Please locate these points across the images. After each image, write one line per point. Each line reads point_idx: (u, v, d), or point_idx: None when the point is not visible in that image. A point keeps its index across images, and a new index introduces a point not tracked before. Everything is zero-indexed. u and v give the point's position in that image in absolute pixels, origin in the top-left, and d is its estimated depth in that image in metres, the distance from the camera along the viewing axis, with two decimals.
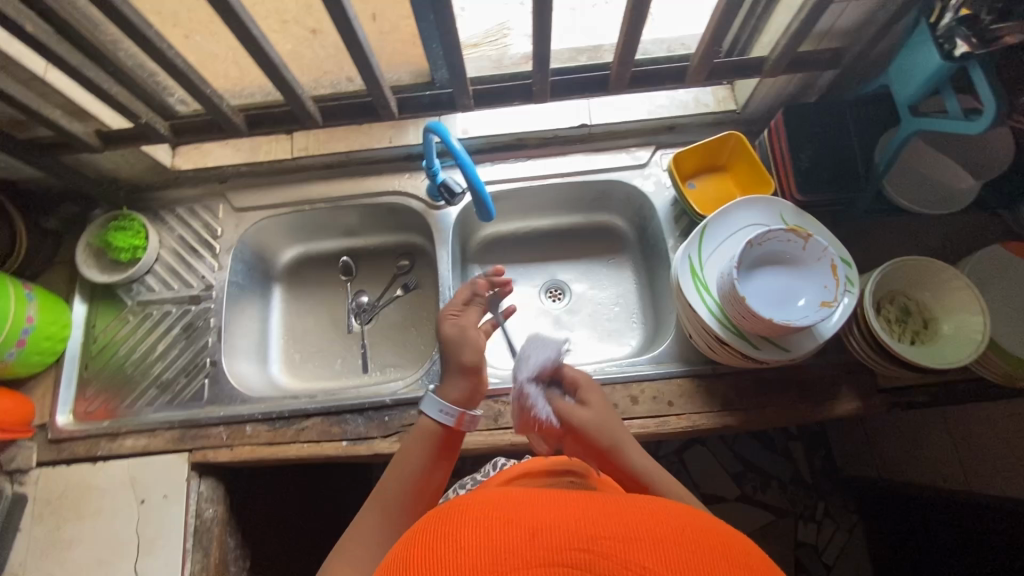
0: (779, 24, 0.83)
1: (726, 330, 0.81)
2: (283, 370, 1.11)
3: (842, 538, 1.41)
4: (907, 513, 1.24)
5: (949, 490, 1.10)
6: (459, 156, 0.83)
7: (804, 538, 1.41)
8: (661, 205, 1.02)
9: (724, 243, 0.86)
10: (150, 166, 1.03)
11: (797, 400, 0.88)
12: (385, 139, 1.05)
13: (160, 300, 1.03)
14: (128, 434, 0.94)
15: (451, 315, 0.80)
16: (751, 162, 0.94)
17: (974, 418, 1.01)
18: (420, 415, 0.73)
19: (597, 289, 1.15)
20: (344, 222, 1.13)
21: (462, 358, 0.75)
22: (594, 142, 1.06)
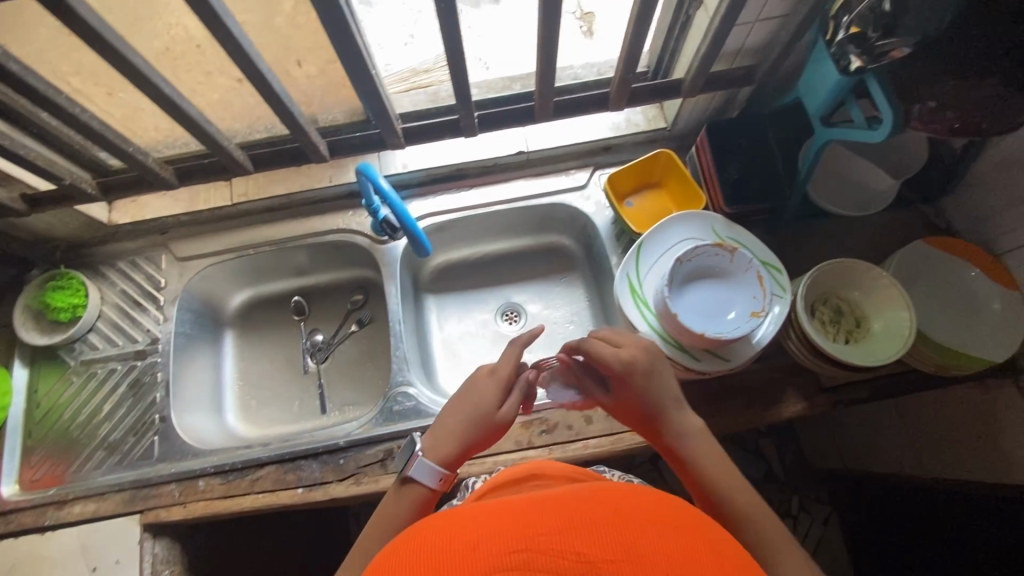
0: (692, 46, 0.86)
1: (667, 344, 0.83)
2: (239, 418, 1.09)
3: (818, 532, 1.39)
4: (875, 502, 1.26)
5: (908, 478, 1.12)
6: (388, 197, 0.84)
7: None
8: (602, 224, 1.05)
9: (661, 258, 0.89)
10: (86, 224, 1.02)
11: (745, 407, 0.90)
12: (325, 178, 1.06)
13: (104, 358, 1.01)
14: (77, 500, 0.91)
15: (491, 370, 0.73)
16: (682, 178, 0.97)
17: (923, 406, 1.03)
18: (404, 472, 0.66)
19: (551, 309, 1.16)
20: (292, 263, 1.13)
21: (468, 432, 0.68)
22: (533, 168, 1.08)
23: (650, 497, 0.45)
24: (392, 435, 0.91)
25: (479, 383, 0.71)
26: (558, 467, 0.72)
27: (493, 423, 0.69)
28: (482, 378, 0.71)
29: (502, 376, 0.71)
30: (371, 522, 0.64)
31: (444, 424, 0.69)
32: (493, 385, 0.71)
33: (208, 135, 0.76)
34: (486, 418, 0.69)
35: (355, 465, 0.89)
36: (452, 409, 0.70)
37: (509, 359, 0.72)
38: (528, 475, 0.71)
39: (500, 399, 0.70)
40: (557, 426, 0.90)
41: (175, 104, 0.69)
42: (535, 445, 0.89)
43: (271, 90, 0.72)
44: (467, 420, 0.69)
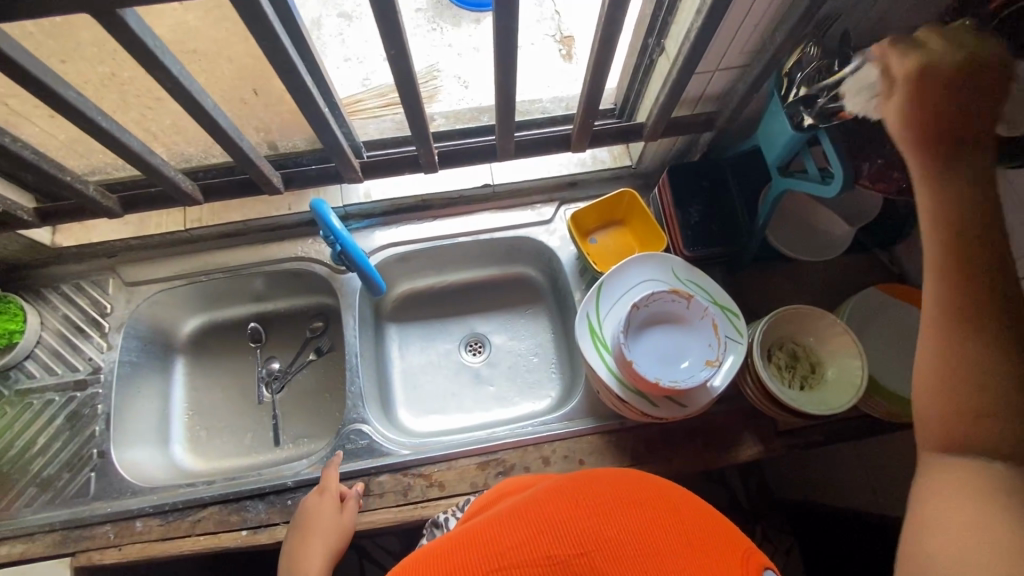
0: (654, 90, 0.87)
1: (625, 388, 0.82)
2: (186, 450, 1.05)
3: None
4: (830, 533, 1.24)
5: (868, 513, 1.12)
6: (340, 234, 0.84)
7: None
8: (566, 259, 1.04)
9: (621, 300, 0.88)
10: (26, 247, 0.96)
11: (702, 450, 0.90)
12: (284, 206, 1.02)
13: (41, 388, 0.96)
14: (3, 541, 0.86)
15: (314, 497, 0.84)
16: (644, 218, 0.97)
17: None
18: None
19: (515, 340, 1.15)
20: (249, 289, 1.10)
21: (328, 541, 0.78)
22: (498, 201, 1.07)
23: (616, 475, 0.55)
24: (343, 475, 0.88)
25: (316, 506, 0.82)
26: (523, 479, 0.72)
27: (344, 528, 0.80)
28: (313, 501, 0.83)
29: (331, 491, 0.84)
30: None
31: (302, 556, 0.78)
32: (327, 499, 0.83)
33: (153, 166, 0.73)
34: (340, 526, 0.80)
35: None
36: (302, 539, 0.79)
37: (332, 474, 0.86)
38: (493, 495, 0.70)
39: (338, 509, 0.82)
40: (513, 467, 0.89)
41: (114, 138, 0.66)
42: (490, 487, 0.87)
43: (218, 125, 0.69)
44: (323, 535, 0.79)
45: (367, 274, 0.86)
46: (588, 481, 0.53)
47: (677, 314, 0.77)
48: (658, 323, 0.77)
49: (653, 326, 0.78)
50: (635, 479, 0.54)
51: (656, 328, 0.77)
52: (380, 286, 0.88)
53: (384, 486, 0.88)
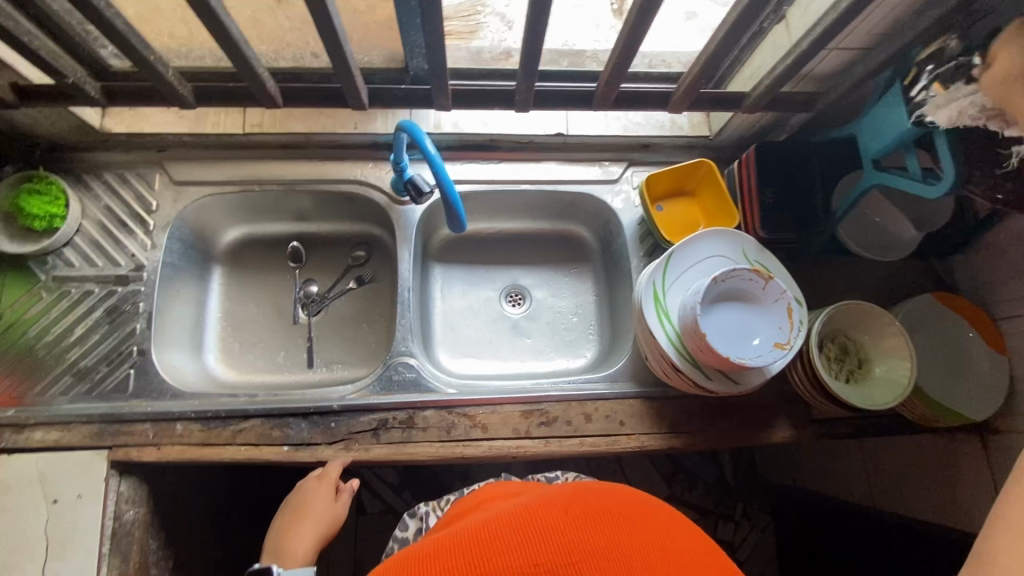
0: (763, 60, 0.83)
1: (682, 358, 0.83)
2: (219, 360, 1.04)
3: (755, 537, 1.45)
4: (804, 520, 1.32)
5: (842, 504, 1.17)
6: (432, 158, 0.78)
7: (722, 535, 1.45)
8: (628, 222, 1.02)
9: (687, 272, 0.88)
10: (74, 127, 0.91)
11: (738, 427, 0.93)
12: (350, 124, 0.99)
13: (79, 278, 0.92)
14: (37, 426, 0.85)
15: (314, 481, 0.84)
16: (719, 191, 0.95)
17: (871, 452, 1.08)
18: None
19: (556, 296, 1.15)
20: (295, 206, 1.07)
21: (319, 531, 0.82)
22: (568, 152, 1.03)
23: (607, 488, 0.55)
24: (389, 404, 0.89)
25: (317, 492, 0.83)
26: (507, 485, 0.75)
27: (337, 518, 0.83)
28: (312, 486, 0.83)
29: (330, 479, 0.84)
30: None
31: (292, 537, 0.81)
32: (325, 487, 0.83)
33: (243, 57, 0.69)
34: (333, 515, 0.83)
35: (346, 431, 0.87)
36: (295, 522, 0.82)
37: (337, 464, 0.85)
38: (480, 498, 0.72)
39: (334, 498, 0.84)
40: (556, 420, 0.90)
41: (217, 19, 0.62)
42: (532, 435, 0.89)
43: (330, 23, 0.65)
44: (316, 523, 0.82)
45: (449, 200, 0.82)
46: (577, 490, 0.53)
47: (751, 292, 0.77)
48: (729, 298, 0.78)
49: (724, 301, 0.78)
50: (622, 491, 0.55)
51: (727, 303, 0.78)
52: (462, 220, 0.86)
53: (429, 421, 0.88)
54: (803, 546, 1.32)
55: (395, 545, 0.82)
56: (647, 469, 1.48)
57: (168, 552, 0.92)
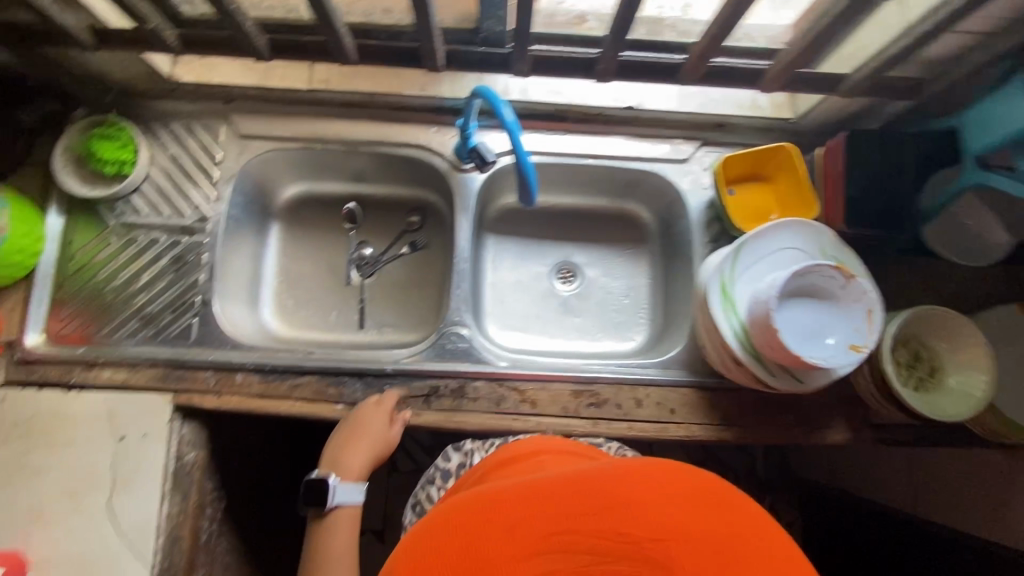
0: (869, 40, 0.77)
1: (746, 351, 0.81)
2: (274, 315, 1.06)
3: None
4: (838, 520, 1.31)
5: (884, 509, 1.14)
6: (510, 127, 0.76)
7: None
8: (695, 205, 0.98)
9: (759, 262, 0.84)
10: (147, 73, 0.91)
11: (793, 424, 0.90)
12: (416, 85, 0.97)
13: (146, 226, 0.94)
14: (106, 365, 0.88)
15: (371, 405, 0.86)
16: (799, 179, 0.90)
17: (926, 462, 1.04)
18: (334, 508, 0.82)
19: (608, 275, 1.12)
20: (354, 166, 1.06)
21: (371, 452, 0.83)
22: (639, 127, 0.99)
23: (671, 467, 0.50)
24: (441, 372, 0.89)
25: (371, 420, 0.85)
26: (560, 442, 0.75)
27: (388, 446, 0.83)
28: (368, 410, 0.85)
29: (386, 407, 0.86)
30: (316, 549, 0.80)
31: (346, 454, 0.84)
32: (380, 413, 0.85)
33: (324, 10, 0.67)
34: (384, 442, 0.83)
35: (397, 395, 0.88)
36: (348, 442, 0.84)
37: (394, 394, 0.87)
38: (532, 448, 0.73)
39: (388, 424, 0.84)
40: (606, 402, 0.89)
41: None
42: (581, 415, 0.88)
43: None
44: (368, 445, 0.83)
45: (524, 174, 0.80)
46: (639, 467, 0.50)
47: (829, 289, 0.74)
48: (803, 292, 0.75)
49: (798, 295, 0.75)
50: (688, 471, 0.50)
51: (800, 298, 0.75)
52: (534, 194, 0.82)
53: (479, 392, 0.89)
54: None
55: (436, 473, 0.87)
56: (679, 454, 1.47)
57: (220, 493, 0.96)
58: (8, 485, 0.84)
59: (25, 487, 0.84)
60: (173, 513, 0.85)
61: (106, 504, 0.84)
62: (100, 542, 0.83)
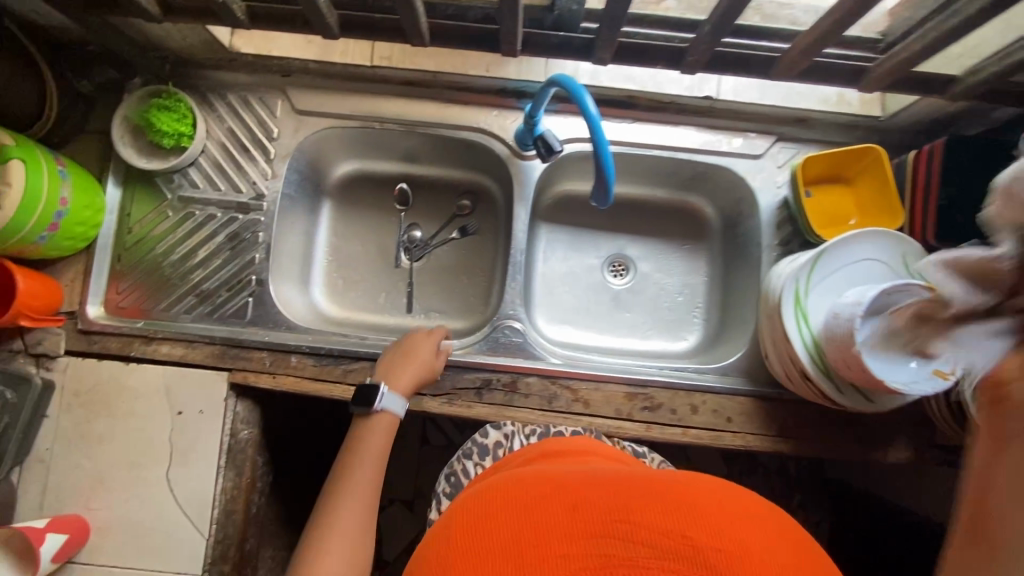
0: (988, 40, 0.70)
1: (816, 367, 0.78)
2: (323, 294, 1.05)
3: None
4: None
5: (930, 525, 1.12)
6: (593, 123, 0.71)
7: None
8: (765, 205, 0.93)
9: (835, 274, 0.80)
10: (205, 43, 0.88)
11: (853, 441, 0.87)
12: (481, 66, 0.92)
13: (203, 201, 0.93)
14: (164, 340, 0.89)
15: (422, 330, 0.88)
16: (884, 186, 0.85)
17: None
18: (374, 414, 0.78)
19: (663, 271, 1.09)
20: (409, 147, 1.03)
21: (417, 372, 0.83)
22: (712, 119, 0.93)
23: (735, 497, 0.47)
24: (494, 365, 0.88)
25: (422, 344, 0.86)
26: (606, 449, 0.71)
27: (433, 371, 0.85)
28: (419, 335, 0.87)
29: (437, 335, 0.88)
30: (350, 451, 0.74)
31: (392, 371, 0.83)
32: (430, 339, 0.87)
33: None
34: (430, 366, 0.84)
35: (450, 386, 0.87)
36: (397, 360, 0.83)
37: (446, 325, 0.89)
38: (580, 449, 0.68)
39: (435, 353, 0.86)
40: (661, 406, 0.87)
41: None
42: (634, 418, 0.86)
43: None
44: (417, 366, 0.83)
45: (603, 168, 0.73)
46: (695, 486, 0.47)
47: None
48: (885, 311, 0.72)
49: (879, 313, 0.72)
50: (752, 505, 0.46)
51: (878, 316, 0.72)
52: (609, 194, 0.76)
53: (532, 388, 0.87)
54: None
55: (473, 448, 0.80)
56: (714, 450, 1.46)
57: (269, 468, 0.97)
58: (72, 451, 0.86)
59: (88, 454, 0.86)
60: (228, 487, 0.87)
61: (164, 475, 0.86)
62: (160, 511, 0.85)
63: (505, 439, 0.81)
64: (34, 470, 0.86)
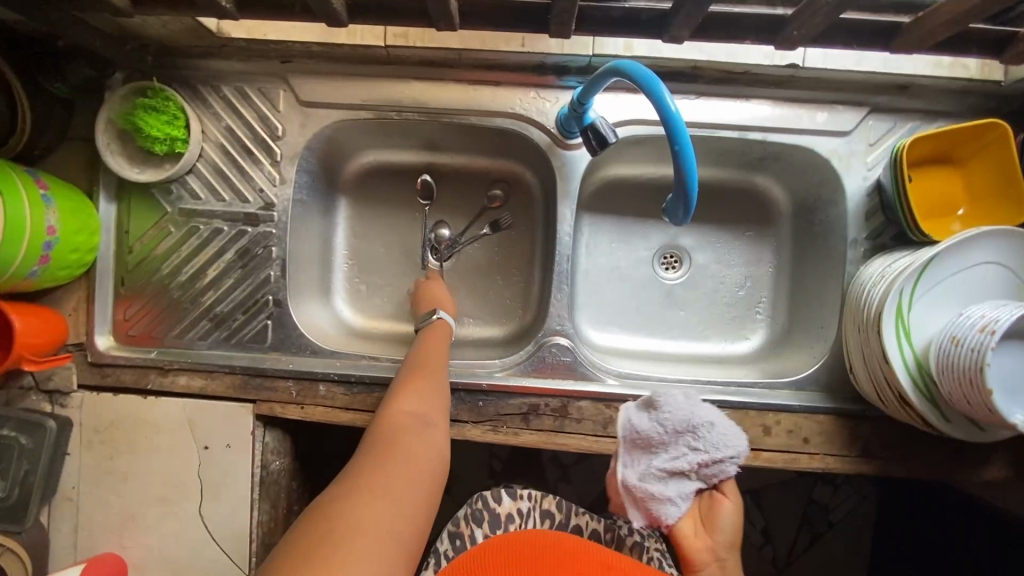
0: None
1: (919, 392, 0.67)
2: (347, 304, 0.96)
3: (855, 511, 1.30)
4: None
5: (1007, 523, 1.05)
6: (672, 119, 0.57)
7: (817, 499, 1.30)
8: (852, 192, 0.80)
9: (945, 282, 0.68)
10: (190, 30, 0.74)
11: (945, 459, 0.78)
12: (516, 40, 0.77)
13: (207, 213, 0.83)
14: (181, 370, 0.82)
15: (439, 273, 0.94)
16: (1007, 168, 0.71)
17: None
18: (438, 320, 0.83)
19: (723, 264, 0.96)
20: (432, 134, 0.90)
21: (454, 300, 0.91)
22: (792, 91, 0.78)
23: None
24: (543, 388, 0.79)
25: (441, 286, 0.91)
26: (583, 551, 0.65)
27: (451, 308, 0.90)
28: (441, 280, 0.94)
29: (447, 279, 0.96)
30: (419, 339, 0.80)
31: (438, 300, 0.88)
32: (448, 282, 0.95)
33: None
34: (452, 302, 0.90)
35: (494, 412, 0.79)
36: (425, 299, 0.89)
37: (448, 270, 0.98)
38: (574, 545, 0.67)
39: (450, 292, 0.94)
40: None
41: None
42: None
43: None
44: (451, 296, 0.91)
45: (683, 173, 0.58)
46: None
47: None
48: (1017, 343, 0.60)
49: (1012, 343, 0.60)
50: None
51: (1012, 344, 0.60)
52: (690, 206, 0.61)
53: (584, 412, 0.79)
54: None
55: (484, 513, 0.74)
56: None
57: (304, 491, 0.92)
58: (99, 489, 0.82)
59: (115, 491, 0.82)
60: (264, 521, 0.82)
61: (197, 512, 0.81)
62: (196, 548, 0.81)
63: (518, 513, 0.75)
64: (64, 510, 0.82)
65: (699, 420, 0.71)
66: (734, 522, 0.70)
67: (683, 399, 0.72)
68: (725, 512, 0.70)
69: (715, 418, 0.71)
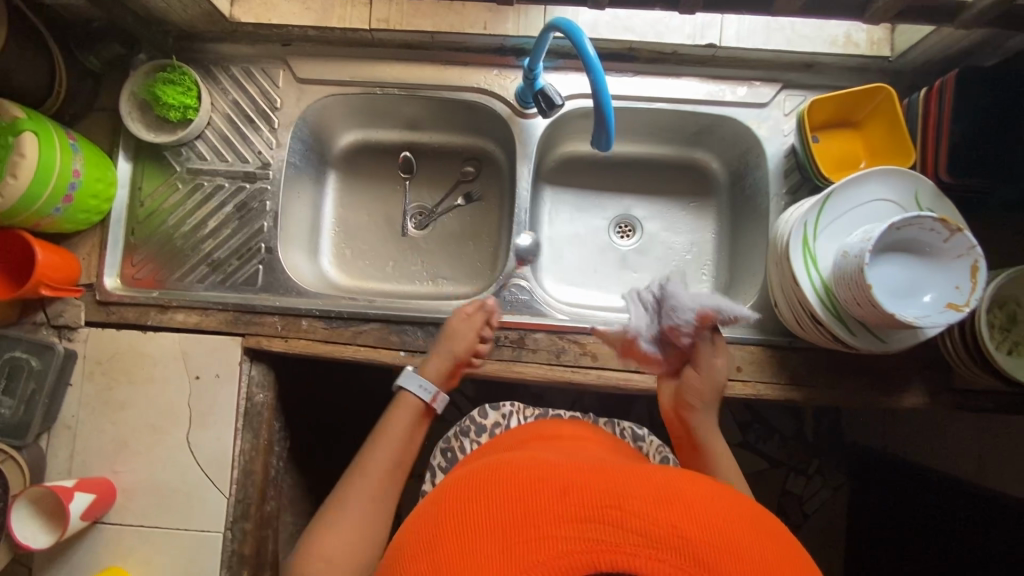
0: None
1: (825, 309, 0.76)
2: (333, 264, 1.07)
3: None
4: (891, 486, 1.28)
5: (953, 480, 1.10)
6: (591, 66, 0.70)
7: (791, 488, 1.46)
8: (773, 153, 0.92)
9: (845, 216, 0.79)
10: (206, 14, 0.89)
11: (867, 387, 0.86)
12: (479, 24, 0.91)
13: (211, 172, 0.95)
14: (179, 308, 0.91)
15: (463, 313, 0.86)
16: (894, 124, 0.83)
17: None
18: (400, 389, 0.83)
19: (670, 230, 1.07)
20: (411, 114, 1.04)
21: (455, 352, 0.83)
22: (716, 69, 0.92)
23: (701, 496, 0.47)
24: (504, 322, 0.89)
25: (462, 324, 0.84)
26: (561, 428, 0.77)
27: (461, 356, 0.83)
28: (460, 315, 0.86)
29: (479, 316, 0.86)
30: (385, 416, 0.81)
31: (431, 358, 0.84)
32: (472, 320, 0.85)
33: None
34: (451, 353, 0.83)
35: None
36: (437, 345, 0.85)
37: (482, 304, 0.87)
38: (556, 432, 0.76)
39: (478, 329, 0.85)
40: None
41: None
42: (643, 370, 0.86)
43: None
44: (452, 348, 0.83)
45: (602, 110, 0.72)
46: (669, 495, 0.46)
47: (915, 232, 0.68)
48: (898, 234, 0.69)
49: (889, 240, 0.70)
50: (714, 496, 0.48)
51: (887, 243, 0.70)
52: (610, 137, 0.76)
53: (539, 343, 0.88)
54: (885, 512, 1.29)
55: (470, 426, 0.85)
56: (725, 415, 1.47)
57: (285, 432, 0.99)
58: (95, 417, 0.89)
59: (111, 420, 0.89)
60: (246, 449, 0.89)
61: (184, 439, 0.89)
62: (182, 472, 0.88)
63: (502, 418, 0.86)
64: (62, 437, 0.89)
65: (683, 301, 0.74)
66: (702, 388, 0.76)
67: (675, 285, 0.76)
68: (692, 380, 0.76)
69: (694, 303, 0.74)
